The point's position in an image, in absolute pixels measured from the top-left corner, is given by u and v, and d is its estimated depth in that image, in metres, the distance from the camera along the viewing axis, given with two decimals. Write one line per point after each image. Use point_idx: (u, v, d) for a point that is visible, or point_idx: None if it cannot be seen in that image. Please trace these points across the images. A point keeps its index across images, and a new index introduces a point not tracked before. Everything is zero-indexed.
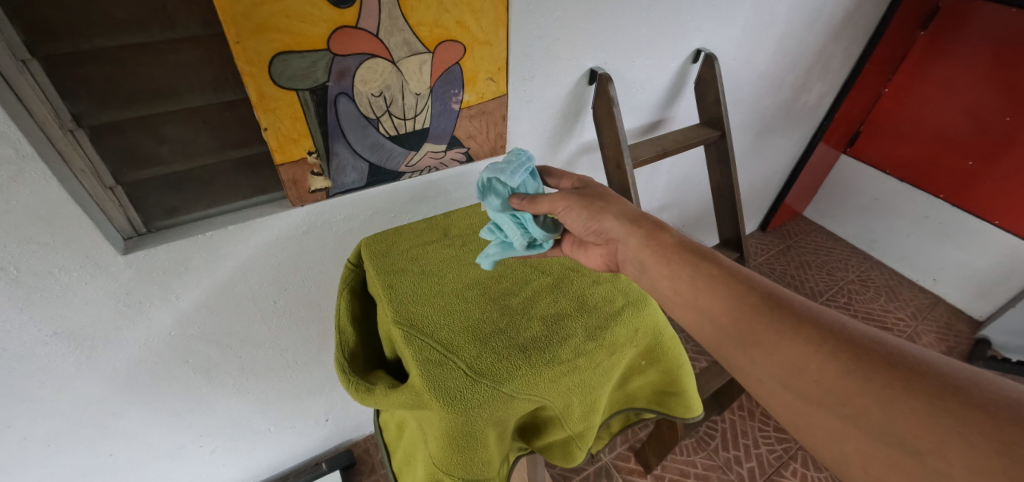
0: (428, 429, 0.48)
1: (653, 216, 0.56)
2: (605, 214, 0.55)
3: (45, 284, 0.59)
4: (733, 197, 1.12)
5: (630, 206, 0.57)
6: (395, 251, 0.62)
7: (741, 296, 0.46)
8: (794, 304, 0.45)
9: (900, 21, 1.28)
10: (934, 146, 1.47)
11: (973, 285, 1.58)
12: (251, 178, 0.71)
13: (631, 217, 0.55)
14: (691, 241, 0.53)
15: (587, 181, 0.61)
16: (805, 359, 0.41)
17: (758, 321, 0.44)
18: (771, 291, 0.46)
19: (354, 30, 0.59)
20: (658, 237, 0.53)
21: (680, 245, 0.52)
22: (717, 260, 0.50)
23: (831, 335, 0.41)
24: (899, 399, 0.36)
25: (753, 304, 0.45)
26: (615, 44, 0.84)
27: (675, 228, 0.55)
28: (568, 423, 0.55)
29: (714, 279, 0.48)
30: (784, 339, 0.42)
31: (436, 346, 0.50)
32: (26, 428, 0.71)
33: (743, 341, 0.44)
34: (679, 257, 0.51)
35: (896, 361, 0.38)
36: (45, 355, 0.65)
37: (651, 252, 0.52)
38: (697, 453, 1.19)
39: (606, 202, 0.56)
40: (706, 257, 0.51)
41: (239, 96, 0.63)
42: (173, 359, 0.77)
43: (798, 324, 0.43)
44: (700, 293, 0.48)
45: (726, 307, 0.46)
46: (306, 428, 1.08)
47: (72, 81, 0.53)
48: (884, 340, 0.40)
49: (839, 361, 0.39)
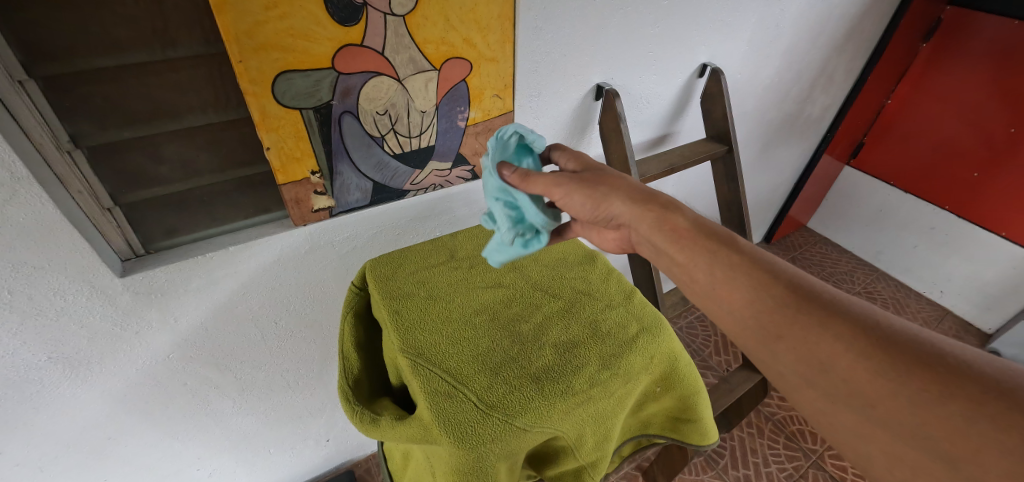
0: (437, 463, 0.46)
1: (664, 195, 0.53)
2: (611, 199, 0.53)
3: (39, 307, 0.56)
4: (742, 213, 1.09)
5: (641, 185, 0.54)
6: (399, 274, 0.61)
7: (765, 287, 0.44)
8: (825, 296, 0.42)
9: (903, 33, 1.28)
10: (939, 156, 1.46)
11: (981, 297, 1.56)
12: (253, 197, 0.70)
13: (638, 198, 0.53)
14: (705, 222, 0.51)
15: (588, 162, 0.58)
16: (833, 357, 0.39)
17: (782, 313, 0.42)
18: (798, 282, 0.44)
19: (359, 48, 0.58)
20: (669, 223, 0.50)
21: (696, 228, 0.50)
22: (734, 245, 0.48)
23: (866, 332, 0.39)
24: (937, 402, 0.34)
25: (778, 297, 0.43)
26: (621, 59, 0.83)
27: (687, 209, 0.52)
28: (581, 454, 0.52)
29: (734, 269, 0.46)
30: (812, 334, 0.40)
31: (446, 377, 0.48)
32: (19, 454, 0.69)
33: (766, 334, 0.43)
34: (696, 240, 0.49)
35: (932, 361, 0.36)
36: (39, 379, 0.63)
37: (662, 238, 0.50)
38: (706, 473, 1.16)
39: (610, 185, 0.54)
40: (728, 240, 0.49)
41: (242, 115, 0.61)
42: (171, 381, 0.75)
43: (828, 318, 0.40)
44: (718, 283, 0.46)
45: (747, 298, 0.44)
46: (307, 449, 1.05)
47: (70, 101, 0.51)
48: (922, 338, 0.38)
49: (870, 361, 0.37)
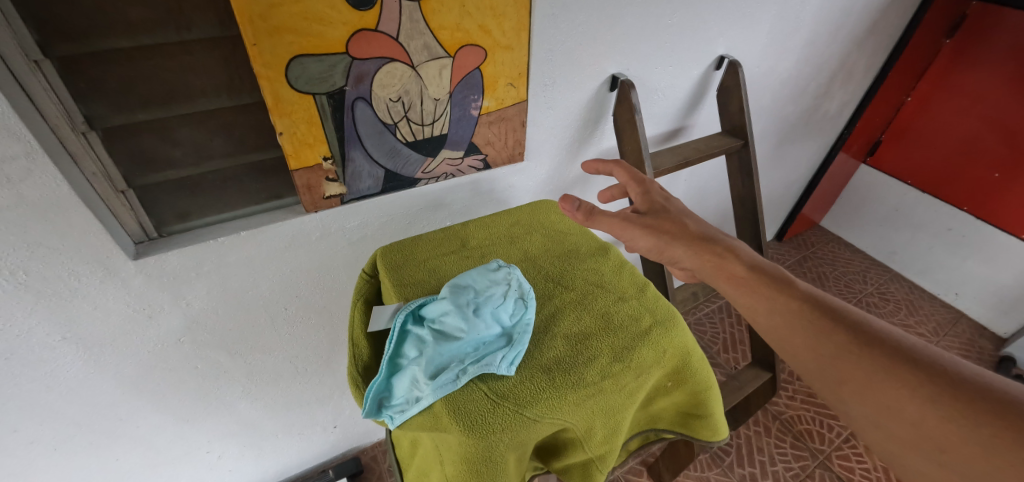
0: (444, 453, 0.45)
1: (724, 239, 0.57)
2: (674, 247, 0.57)
3: (53, 288, 0.57)
4: (755, 209, 1.07)
5: (705, 232, 0.58)
6: (410, 262, 0.61)
7: (826, 333, 0.48)
8: (891, 341, 0.45)
9: (926, 28, 1.24)
10: (959, 156, 1.43)
11: (997, 301, 1.52)
12: (265, 183, 0.69)
13: (701, 246, 0.56)
14: (760, 264, 0.54)
15: (655, 200, 0.61)
16: (899, 401, 0.42)
17: (844, 357, 0.46)
18: (859, 326, 0.47)
19: (373, 33, 0.57)
20: (727, 268, 0.54)
21: (753, 274, 0.53)
22: (790, 290, 0.51)
23: (935, 379, 0.41)
24: (1010, 449, 0.36)
25: (840, 342, 0.47)
26: (638, 49, 0.82)
27: (744, 252, 0.55)
28: (588, 447, 0.52)
29: (791, 314, 0.50)
30: (877, 379, 0.44)
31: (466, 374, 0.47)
32: (33, 432, 0.70)
33: (830, 378, 0.46)
34: (756, 287, 0.52)
35: (1004, 407, 0.38)
36: (53, 359, 0.64)
37: (726, 283, 0.54)
38: (711, 469, 1.15)
39: (671, 233, 0.57)
40: (783, 282, 0.52)
41: (254, 100, 0.61)
42: (182, 364, 0.75)
43: (893, 364, 0.43)
44: (779, 327, 0.50)
45: (808, 343, 0.48)
46: (314, 435, 1.06)
47: (85, 82, 0.51)
48: (996, 386, 0.40)
49: (938, 406, 0.40)
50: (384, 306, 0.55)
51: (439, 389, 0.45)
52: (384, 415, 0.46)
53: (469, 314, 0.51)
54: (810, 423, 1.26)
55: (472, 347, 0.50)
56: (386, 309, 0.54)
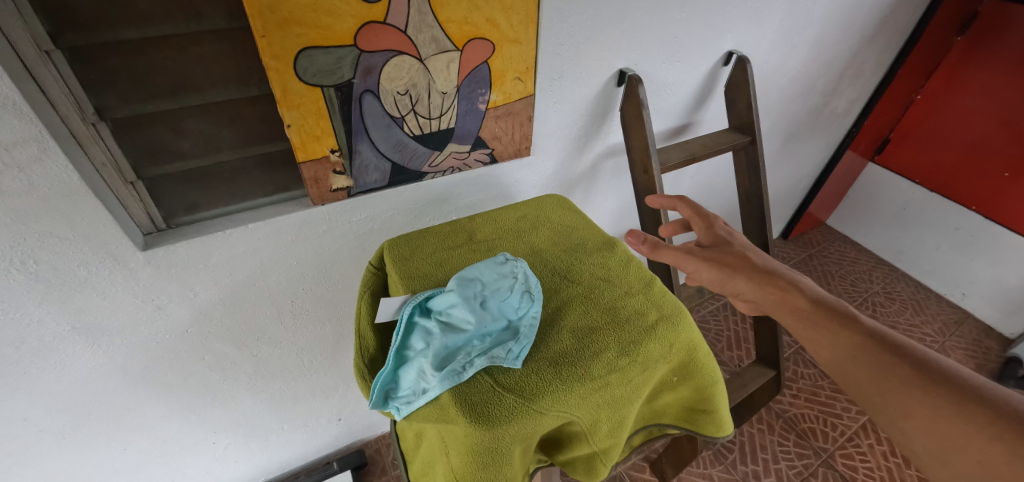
0: (450, 444, 0.46)
1: (788, 274, 0.57)
2: (737, 279, 0.57)
3: (63, 277, 0.58)
4: (762, 206, 1.06)
5: (769, 265, 0.58)
6: (417, 255, 0.61)
7: (889, 366, 0.47)
8: (960, 379, 0.44)
9: (937, 25, 1.23)
10: (969, 155, 1.42)
11: (1004, 302, 1.51)
12: (272, 175, 0.70)
13: (764, 279, 0.56)
14: (826, 300, 0.54)
15: (717, 234, 0.61)
16: (965, 437, 0.41)
17: (907, 392, 0.45)
18: (924, 362, 0.47)
19: (382, 26, 0.57)
20: (790, 301, 0.54)
21: (817, 307, 0.53)
22: (854, 324, 0.51)
23: (1006, 419, 0.40)
24: None
25: (902, 376, 0.46)
26: (646, 44, 0.81)
27: (809, 286, 0.56)
28: (593, 440, 0.52)
29: (854, 348, 0.50)
30: (941, 415, 0.43)
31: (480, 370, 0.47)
32: (42, 421, 0.71)
33: (891, 412, 0.46)
34: (819, 320, 0.52)
35: None
36: (62, 349, 0.64)
37: (788, 316, 0.54)
38: (714, 466, 1.15)
39: (735, 267, 0.57)
40: (846, 317, 0.52)
41: (263, 91, 0.61)
42: (189, 355, 0.76)
43: (960, 401, 0.43)
44: (840, 359, 0.50)
45: (870, 376, 0.48)
46: (318, 427, 1.07)
47: (95, 73, 0.52)
48: None
49: (1007, 445, 0.39)
50: (391, 298, 0.55)
51: (446, 381, 0.46)
52: (391, 406, 0.46)
53: (476, 307, 0.51)
54: (814, 422, 1.25)
55: (478, 340, 0.50)
56: (393, 301, 0.54)
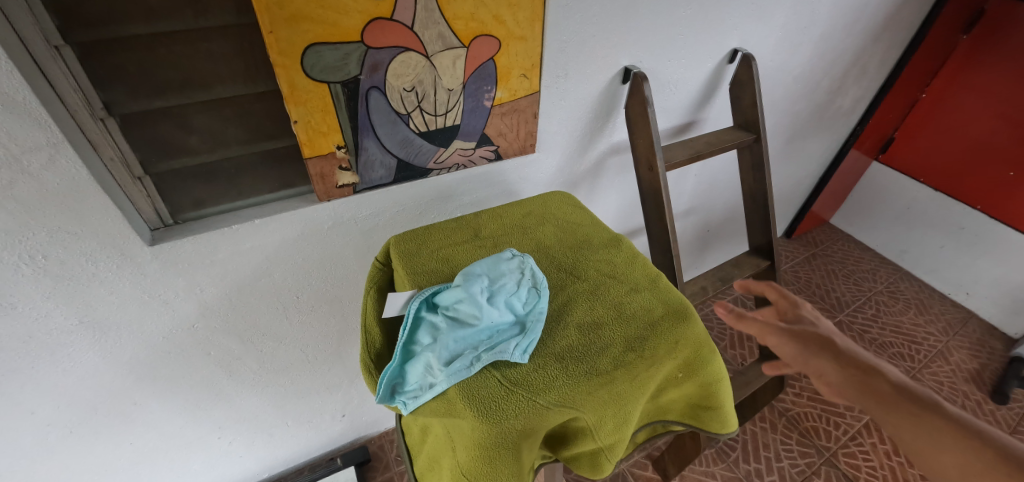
0: (457, 438, 0.46)
1: (871, 358, 0.52)
2: (820, 357, 0.52)
3: (72, 272, 0.58)
4: (766, 204, 1.06)
5: (851, 346, 0.53)
6: (424, 250, 0.61)
7: (982, 459, 0.41)
8: None
9: (943, 23, 1.23)
10: (974, 154, 1.42)
11: (1009, 302, 1.50)
12: (279, 171, 0.70)
13: (847, 358, 0.51)
14: (907, 384, 0.48)
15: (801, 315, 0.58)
16: None
17: None
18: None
19: (389, 22, 0.57)
20: (869, 382, 0.49)
21: (897, 390, 0.48)
22: (938, 408, 0.46)
23: None
24: None
25: (1000, 469, 0.40)
26: (651, 41, 0.81)
27: (889, 370, 0.50)
28: (599, 436, 0.52)
29: (940, 435, 0.44)
30: None
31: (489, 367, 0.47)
32: (49, 415, 0.71)
33: None
34: (900, 404, 0.47)
35: None
36: (69, 343, 0.65)
37: (867, 397, 0.49)
38: (716, 465, 1.15)
39: (820, 344, 0.53)
40: (929, 402, 0.47)
41: (270, 87, 0.62)
42: (195, 351, 0.76)
43: None
44: (923, 446, 0.44)
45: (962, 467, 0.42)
46: (322, 423, 1.07)
47: (105, 69, 0.52)
48: None
49: None
50: (397, 294, 0.56)
51: (453, 376, 0.46)
52: (398, 401, 0.47)
53: (483, 301, 0.51)
54: (817, 421, 1.25)
55: (486, 334, 0.50)
56: (400, 297, 0.55)
